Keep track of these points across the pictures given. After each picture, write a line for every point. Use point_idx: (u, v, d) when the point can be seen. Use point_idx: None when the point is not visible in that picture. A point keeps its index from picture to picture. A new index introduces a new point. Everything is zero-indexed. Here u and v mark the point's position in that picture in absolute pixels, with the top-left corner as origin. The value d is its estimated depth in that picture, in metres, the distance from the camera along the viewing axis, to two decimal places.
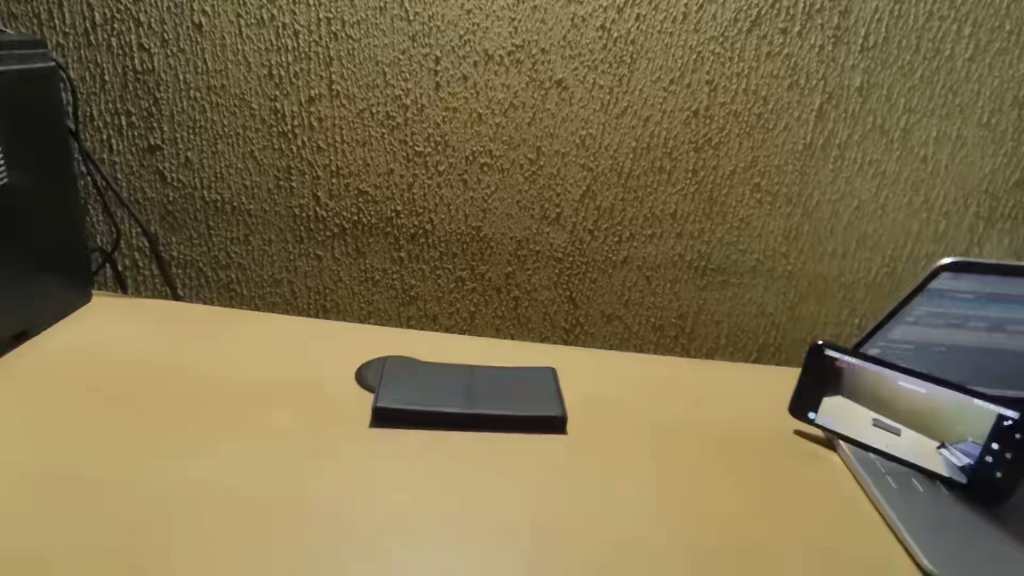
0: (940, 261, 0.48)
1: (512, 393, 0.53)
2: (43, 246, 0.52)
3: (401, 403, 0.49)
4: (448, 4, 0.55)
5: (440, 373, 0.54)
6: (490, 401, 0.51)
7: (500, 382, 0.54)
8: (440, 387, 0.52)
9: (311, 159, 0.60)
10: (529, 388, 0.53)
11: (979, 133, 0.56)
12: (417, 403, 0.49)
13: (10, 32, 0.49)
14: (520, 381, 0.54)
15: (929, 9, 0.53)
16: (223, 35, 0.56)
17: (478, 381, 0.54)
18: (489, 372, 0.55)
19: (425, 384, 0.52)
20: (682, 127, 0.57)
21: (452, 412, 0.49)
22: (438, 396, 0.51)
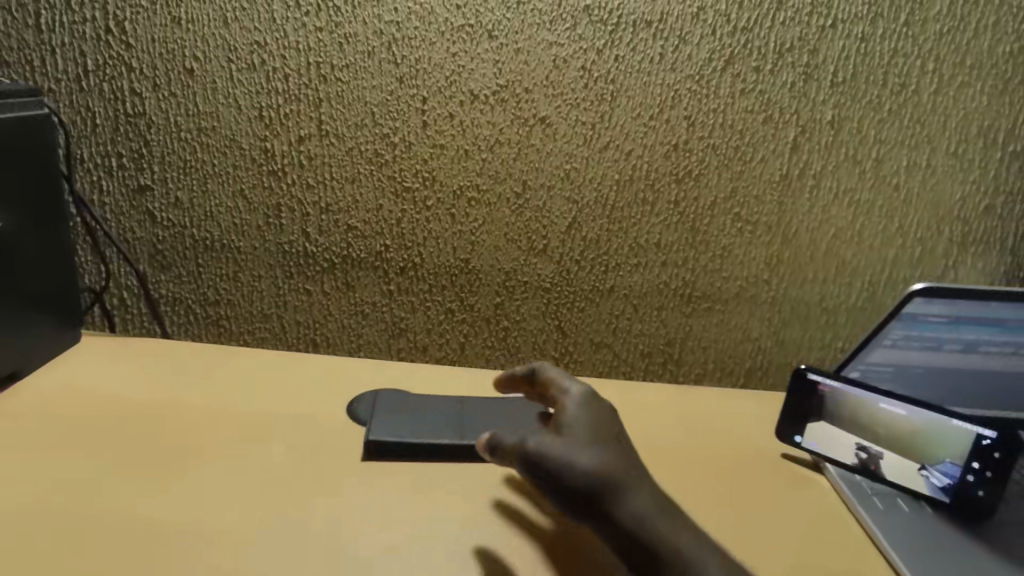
0: (912, 287, 0.49)
1: (503, 423, 0.53)
2: (35, 288, 0.52)
3: (394, 435, 0.49)
4: (434, 47, 0.57)
5: (430, 404, 0.54)
6: (482, 431, 0.51)
7: (491, 413, 0.54)
8: (432, 418, 0.52)
9: (301, 197, 0.61)
10: (520, 417, 0.53)
11: (947, 162, 0.59)
12: (408, 436, 0.49)
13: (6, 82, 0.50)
14: (510, 410, 0.55)
15: (893, 47, 0.56)
16: (214, 79, 0.57)
17: (467, 412, 0.54)
18: (480, 403, 0.55)
19: (415, 416, 0.52)
20: (663, 160, 0.59)
21: (443, 444, 0.49)
22: (429, 429, 0.51)
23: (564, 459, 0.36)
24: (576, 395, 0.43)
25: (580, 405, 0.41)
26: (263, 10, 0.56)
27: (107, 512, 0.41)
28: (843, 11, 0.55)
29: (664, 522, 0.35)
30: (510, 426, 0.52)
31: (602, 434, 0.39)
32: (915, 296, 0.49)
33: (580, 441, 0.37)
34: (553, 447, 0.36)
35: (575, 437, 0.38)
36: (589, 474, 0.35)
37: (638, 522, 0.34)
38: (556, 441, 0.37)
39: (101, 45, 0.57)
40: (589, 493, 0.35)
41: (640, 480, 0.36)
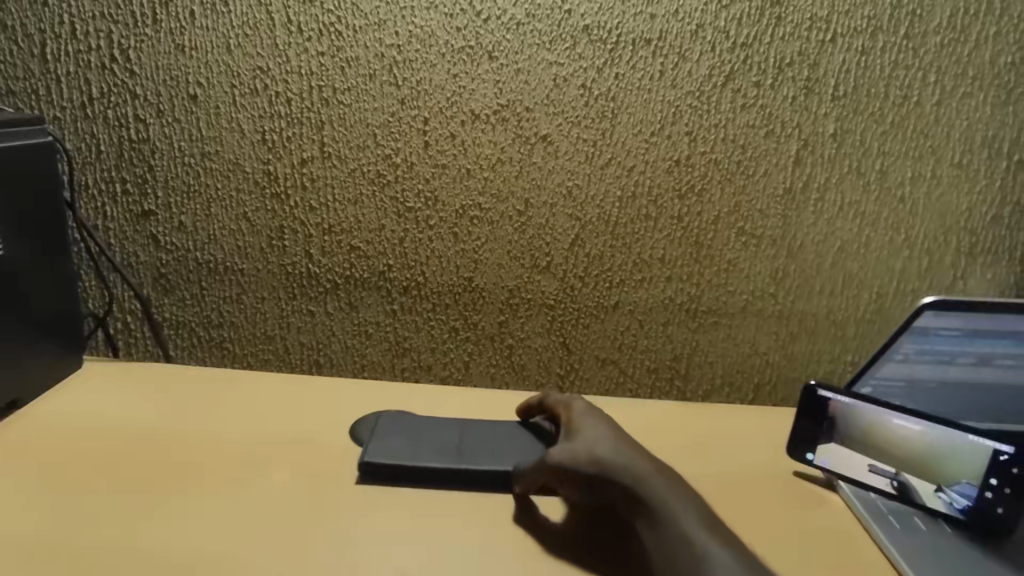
0: (922, 300, 0.48)
1: (502, 447, 0.51)
2: (37, 315, 0.51)
3: (389, 458, 0.48)
4: (435, 69, 0.57)
5: (429, 427, 0.53)
6: (480, 455, 0.50)
7: (491, 437, 0.53)
8: (431, 442, 0.51)
9: (304, 219, 0.61)
10: (517, 443, 0.52)
11: (953, 173, 0.58)
12: (406, 457, 0.49)
13: (11, 112, 0.50)
14: (508, 435, 0.53)
15: (894, 59, 0.56)
16: (217, 104, 0.58)
17: (466, 436, 0.53)
18: (480, 427, 0.54)
19: (415, 438, 0.52)
20: (666, 176, 0.59)
21: (441, 465, 0.48)
22: (428, 450, 0.50)
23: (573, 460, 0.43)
24: (580, 402, 0.51)
25: (586, 409, 0.50)
26: (265, 36, 0.56)
27: (103, 544, 0.40)
28: (842, 24, 0.55)
29: (657, 484, 0.41)
30: (509, 451, 0.51)
31: (604, 428, 0.46)
32: (924, 310, 0.48)
33: (587, 438, 0.45)
34: (563, 452, 0.44)
35: (581, 436, 0.46)
36: (592, 464, 0.43)
37: (636, 488, 0.41)
38: (563, 448, 0.45)
39: (106, 73, 0.57)
40: (597, 479, 0.42)
41: (636, 456, 0.43)
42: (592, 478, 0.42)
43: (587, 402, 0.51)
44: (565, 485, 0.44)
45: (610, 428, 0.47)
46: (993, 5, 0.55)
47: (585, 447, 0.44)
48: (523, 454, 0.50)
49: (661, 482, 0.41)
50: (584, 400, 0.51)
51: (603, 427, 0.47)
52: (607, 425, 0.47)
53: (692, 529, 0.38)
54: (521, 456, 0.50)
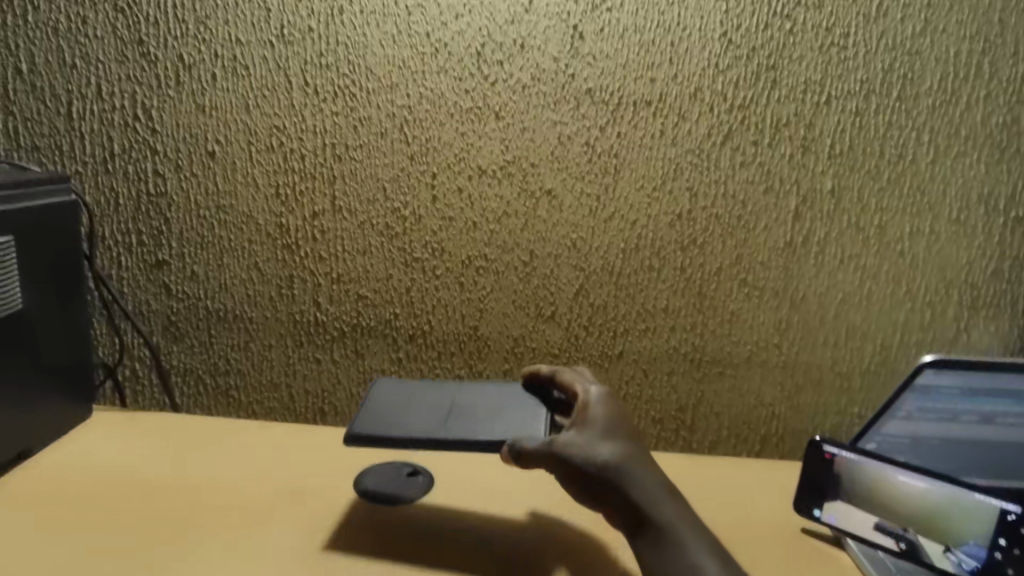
0: (921, 358, 0.49)
1: (494, 419, 0.50)
2: (48, 364, 0.52)
3: (375, 431, 0.48)
4: (443, 127, 0.59)
5: (422, 403, 0.53)
6: (469, 428, 0.49)
7: (484, 409, 0.52)
8: (420, 414, 0.51)
9: (313, 268, 0.62)
10: (510, 414, 0.51)
11: (951, 228, 0.59)
12: (393, 432, 0.48)
13: (39, 171, 0.51)
14: (502, 406, 0.52)
15: (888, 120, 0.57)
16: (234, 161, 0.60)
17: (458, 410, 0.52)
18: (474, 399, 0.54)
19: (404, 414, 0.51)
20: (668, 229, 0.60)
21: (427, 440, 0.48)
22: (417, 425, 0.50)
23: (587, 455, 0.42)
24: (595, 390, 0.48)
25: (601, 399, 0.47)
26: (282, 98, 0.59)
27: None
28: (836, 87, 0.57)
29: (667, 507, 0.40)
30: (498, 422, 0.50)
31: (618, 429, 0.44)
32: (924, 368, 0.48)
33: (600, 437, 0.43)
34: (574, 448, 0.42)
35: (594, 433, 0.43)
36: (607, 466, 0.41)
37: (647, 506, 0.40)
38: (579, 439, 0.43)
39: (128, 130, 0.59)
40: (608, 482, 0.41)
41: (650, 472, 0.42)
42: (603, 478, 0.41)
43: (604, 391, 0.48)
44: (568, 482, 0.42)
45: (624, 428, 0.45)
46: (983, 68, 0.55)
47: (599, 449, 0.42)
48: (514, 426, 0.49)
49: (672, 508, 0.40)
50: (602, 386, 0.49)
51: (617, 427, 0.44)
52: (622, 424, 0.45)
53: (701, 560, 0.37)
54: (511, 427, 0.49)
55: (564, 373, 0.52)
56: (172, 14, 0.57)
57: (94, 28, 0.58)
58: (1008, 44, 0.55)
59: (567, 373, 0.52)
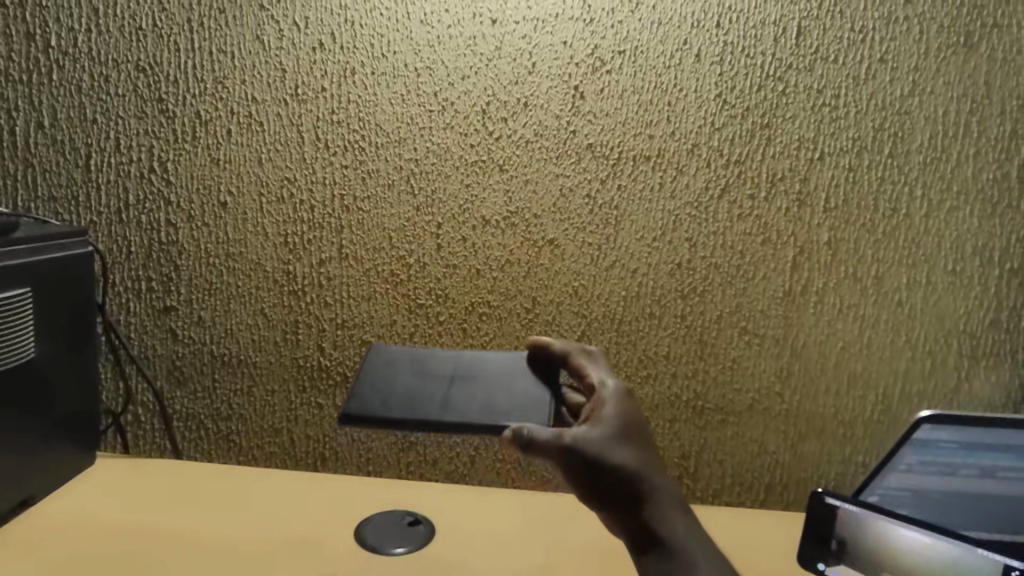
0: (919, 414, 0.50)
1: (495, 398, 0.48)
2: (57, 412, 0.52)
3: (372, 409, 0.47)
4: (449, 180, 0.61)
5: (424, 372, 0.51)
6: (464, 408, 0.47)
7: (487, 384, 0.50)
8: (422, 388, 0.49)
9: (318, 313, 0.63)
10: (513, 391, 0.49)
11: (947, 279, 0.60)
12: (390, 410, 0.47)
13: (59, 224, 0.53)
14: (505, 380, 0.50)
15: (881, 176, 0.59)
16: (245, 211, 0.62)
17: (461, 382, 0.50)
18: (477, 369, 0.51)
19: (405, 389, 0.49)
20: (668, 278, 0.61)
21: (425, 419, 0.46)
22: (414, 401, 0.48)
23: (606, 455, 0.39)
24: (612, 384, 0.45)
25: (618, 394, 0.44)
26: (294, 152, 0.61)
27: None
28: (829, 145, 0.59)
29: (678, 524, 0.39)
30: (501, 403, 0.48)
31: (635, 430, 0.42)
32: (921, 422, 0.49)
33: (620, 438, 0.40)
34: (595, 447, 0.39)
35: (613, 432, 0.41)
36: (626, 472, 0.38)
37: (660, 519, 0.38)
38: (598, 438, 0.39)
39: (144, 182, 0.61)
40: (624, 486, 0.38)
41: (664, 480, 0.40)
42: (619, 483, 0.38)
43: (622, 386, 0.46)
44: (580, 481, 0.39)
45: (641, 429, 0.42)
46: (970, 128, 0.57)
47: (620, 450, 0.39)
48: (516, 406, 0.47)
49: (683, 523, 0.39)
50: (615, 377, 0.47)
51: (635, 427, 0.42)
52: (640, 425, 0.42)
53: None
54: (513, 407, 0.47)
55: (576, 358, 0.49)
56: (191, 74, 0.60)
57: (116, 86, 0.60)
58: (994, 105, 0.57)
59: (579, 357, 0.49)
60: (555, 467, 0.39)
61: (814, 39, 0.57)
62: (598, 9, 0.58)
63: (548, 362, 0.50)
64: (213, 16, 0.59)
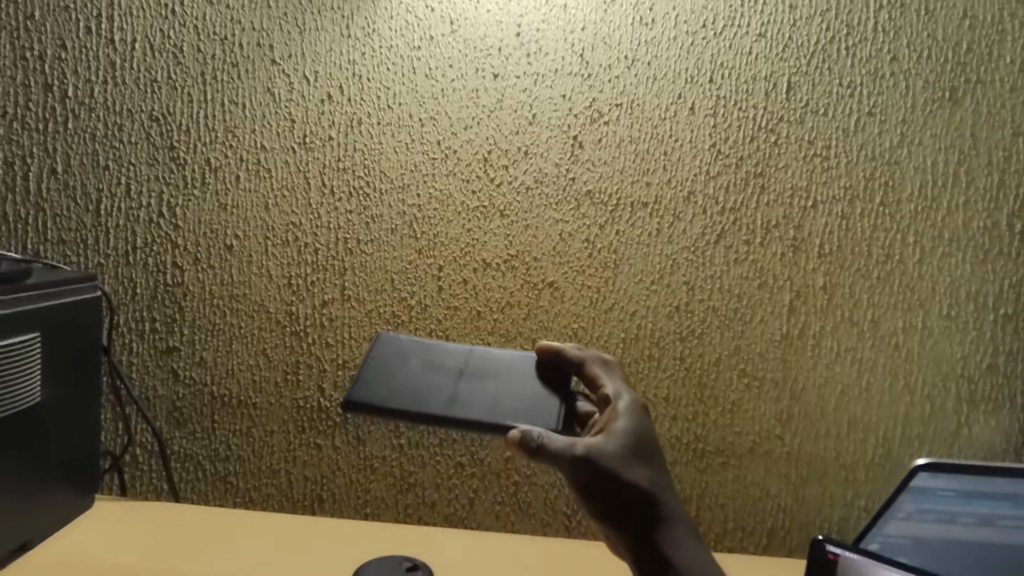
0: (916, 462, 0.51)
1: (503, 397, 0.48)
2: (59, 458, 0.52)
3: (377, 398, 0.47)
4: (451, 224, 0.62)
5: (436, 361, 0.50)
6: (469, 405, 0.47)
7: (497, 381, 0.49)
8: (431, 379, 0.48)
9: (319, 354, 0.63)
10: (522, 392, 0.48)
11: (943, 323, 0.60)
12: (396, 402, 0.47)
13: (70, 269, 0.54)
14: (515, 378, 0.49)
15: (873, 222, 0.60)
16: (250, 253, 0.63)
17: (471, 376, 0.49)
18: (490, 364, 0.50)
19: (414, 377, 0.48)
20: (667, 320, 0.62)
21: (429, 415, 0.46)
22: (421, 391, 0.48)
23: (617, 468, 0.39)
24: (627, 397, 0.45)
25: (631, 408, 0.44)
26: (300, 197, 0.62)
27: None
28: (822, 193, 0.60)
29: (680, 546, 0.41)
30: (508, 402, 0.47)
31: (646, 446, 0.42)
32: (917, 470, 0.50)
33: (633, 456, 0.41)
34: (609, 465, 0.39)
35: (627, 448, 0.41)
36: (634, 486, 0.40)
37: (665, 541, 0.40)
38: (610, 450, 0.40)
39: (152, 226, 0.63)
40: (633, 506, 0.40)
41: (669, 500, 0.42)
42: (626, 496, 0.40)
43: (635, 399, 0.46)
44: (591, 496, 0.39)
45: (651, 444, 0.43)
46: (959, 178, 0.59)
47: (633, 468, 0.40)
48: (523, 410, 0.47)
49: (685, 544, 0.41)
50: (629, 390, 0.47)
51: (646, 443, 0.43)
52: (651, 441, 0.43)
53: None
54: (521, 412, 0.47)
55: (592, 367, 0.48)
56: (203, 123, 0.62)
57: (130, 135, 0.62)
58: (981, 155, 0.59)
59: (594, 367, 0.49)
60: (567, 479, 0.39)
61: (804, 93, 0.60)
62: (595, 65, 0.61)
63: (562, 367, 0.49)
64: (226, 69, 0.62)
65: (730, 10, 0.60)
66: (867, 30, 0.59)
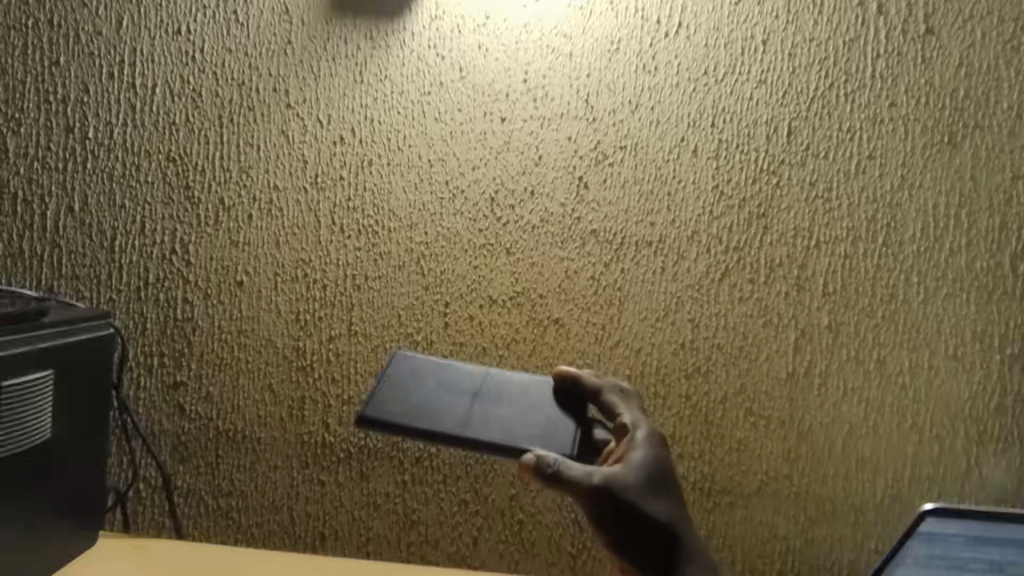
0: (923, 505, 0.50)
1: (516, 421, 0.48)
2: (67, 497, 0.52)
3: (390, 414, 0.48)
4: (458, 261, 0.63)
5: (453, 380, 0.50)
6: (481, 427, 0.48)
7: (511, 405, 0.49)
8: (446, 399, 0.49)
9: (325, 389, 0.64)
10: (537, 415, 0.49)
11: (949, 363, 0.60)
12: (410, 418, 0.48)
13: (83, 308, 0.55)
14: (531, 402, 0.50)
15: (877, 262, 0.61)
16: (260, 289, 0.64)
17: (486, 397, 0.50)
18: (505, 387, 0.50)
19: (429, 395, 0.49)
20: (672, 358, 0.62)
21: (445, 434, 0.47)
22: (435, 410, 0.48)
23: (632, 498, 0.42)
24: (644, 427, 0.47)
25: (649, 438, 0.46)
26: (311, 235, 0.63)
27: None
28: (824, 233, 0.61)
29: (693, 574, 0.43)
30: (519, 427, 0.48)
31: (663, 477, 0.45)
32: (925, 515, 0.49)
33: (650, 487, 0.43)
34: (627, 494, 0.41)
35: (644, 478, 0.43)
36: (649, 515, 0.42)
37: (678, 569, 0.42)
38: (627, 480, 0.42)
39: (165, 262, 0.64)
40: (649, 534, 0.42)
41: (683, 530, 0.44)
42: (641, 524, 0.42)
43: (653, 429, 0.47)
44: (608, 523, 0.42)
45: (667, 476, 0.45)
46: (961, 219, 0.60)
47: (650, 499, 0.43)
48: (538, 432, 0.48)
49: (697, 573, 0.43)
50: (646, 420, 0.49)
51: (662, 474, 0.45)
52: (667, 473, 0.45)
53: None
54: (536, 435, 0.47)
55: (609, 395, 0.50)
56: (218, 164, 0.64)
57: (146, 174, 0.64)
58: (982, 198, 0.59)
59: (610, 395, 0.50)
60: (586, 506, 0.41)
61: (804, 137, 0.61)
62: (600, 109, 0.62)
63: (579, 393, 0.50)
64: (242, 112, 0.63)
65: (731, 58, 0.61)
66: (865, 77, 0.60)
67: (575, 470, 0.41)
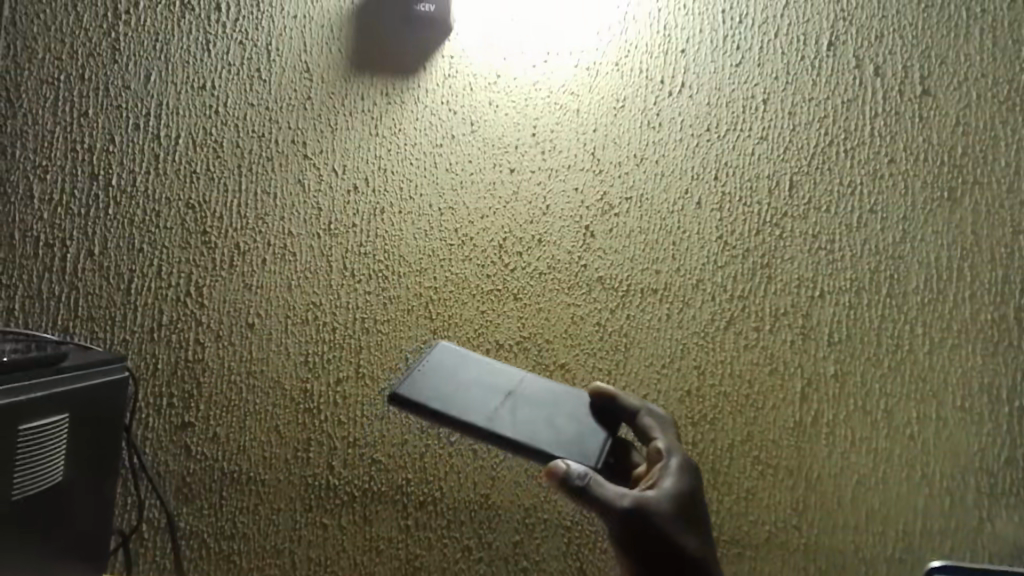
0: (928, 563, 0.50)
1: (542, 426, 0.47)
2: (74, 542, 0.52)
3: (420, 396, 0.48)
4: (466, 306, 0.64)
5: (489, 377, 0.50)
6: (506, 423, 0.47)
7: (541, 409, 0.49)
8: (477, 392, 0.49)
9: (331, 431, 0.64)
10: (567, 422, 0.48)
11: (958, 415, 0.60)
12: (438, 403, 0.47)
13: (98, 352, 0.56)
14: (562, 410, 0.49)
15: (881, 313, 0.61)
16: (271, 332, 0.65)
17: (518, 397, 0.49)
18: (538, 392, 0.50)
19: (462, 386, 0.49)
20: (678, 405, 0.62)
21: (472, 424, 0.46)
22: (465, 400, 0.48)
23: (662, 525, 0.40)
24: (679, 456, 0.46)
25: (683, 467, 0.45)
26: (322, 278, 0.65)
27: None
28: (828, 284, 0.62)
29: None
30: (544, 431, 0.47)
31: (694, 510, 0.43)
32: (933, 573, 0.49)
33: (682, 518, 0.41)
34: (657, 520, 0.40)
35: (676, 507, 0.42)
36: (679, 546, 0.40)
37: None
38: (658, 506, 0.41)
39: (179, 304, 0.65)
40: (678, 565, 0.40)
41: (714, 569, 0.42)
42: (671, 555, 0.40)
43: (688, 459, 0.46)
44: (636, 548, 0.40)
45: (699, 509, 0.43)
46: (964, 271, 0.60)
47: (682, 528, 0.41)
48: (566, 440, 0.47)
49: None
50: (682, 450, 0.47)
51: (695, 507, 0.43)
52: (699, 505, 0.43)
53: None
54: (561, 441, 0.46)
55: (645, 418, 0.49)
56: (235, 210, 0.65)
57: (165, 220, 0.66)
58: (984, 252, 0.60)
59: (646, 418, 0.49)
60: (614, 528, 0.40)
61: (806, 191, 0.62)
62: (606, 162, 0.64)
63: (615, 412, 0.49)
64: (260, 162, 0.66)
65: (733, 115, 0.64)
66: (864, 134, 0.62)
67: (605, 489, 0.40)
